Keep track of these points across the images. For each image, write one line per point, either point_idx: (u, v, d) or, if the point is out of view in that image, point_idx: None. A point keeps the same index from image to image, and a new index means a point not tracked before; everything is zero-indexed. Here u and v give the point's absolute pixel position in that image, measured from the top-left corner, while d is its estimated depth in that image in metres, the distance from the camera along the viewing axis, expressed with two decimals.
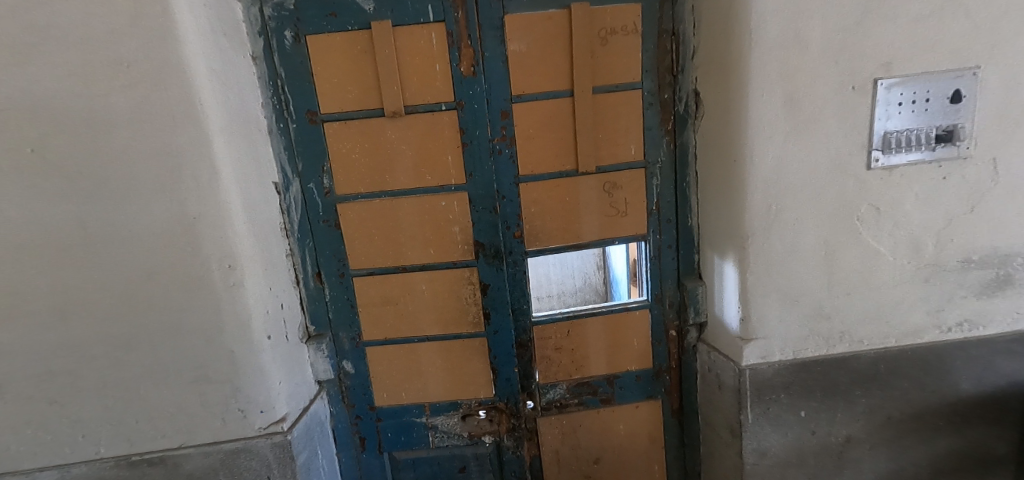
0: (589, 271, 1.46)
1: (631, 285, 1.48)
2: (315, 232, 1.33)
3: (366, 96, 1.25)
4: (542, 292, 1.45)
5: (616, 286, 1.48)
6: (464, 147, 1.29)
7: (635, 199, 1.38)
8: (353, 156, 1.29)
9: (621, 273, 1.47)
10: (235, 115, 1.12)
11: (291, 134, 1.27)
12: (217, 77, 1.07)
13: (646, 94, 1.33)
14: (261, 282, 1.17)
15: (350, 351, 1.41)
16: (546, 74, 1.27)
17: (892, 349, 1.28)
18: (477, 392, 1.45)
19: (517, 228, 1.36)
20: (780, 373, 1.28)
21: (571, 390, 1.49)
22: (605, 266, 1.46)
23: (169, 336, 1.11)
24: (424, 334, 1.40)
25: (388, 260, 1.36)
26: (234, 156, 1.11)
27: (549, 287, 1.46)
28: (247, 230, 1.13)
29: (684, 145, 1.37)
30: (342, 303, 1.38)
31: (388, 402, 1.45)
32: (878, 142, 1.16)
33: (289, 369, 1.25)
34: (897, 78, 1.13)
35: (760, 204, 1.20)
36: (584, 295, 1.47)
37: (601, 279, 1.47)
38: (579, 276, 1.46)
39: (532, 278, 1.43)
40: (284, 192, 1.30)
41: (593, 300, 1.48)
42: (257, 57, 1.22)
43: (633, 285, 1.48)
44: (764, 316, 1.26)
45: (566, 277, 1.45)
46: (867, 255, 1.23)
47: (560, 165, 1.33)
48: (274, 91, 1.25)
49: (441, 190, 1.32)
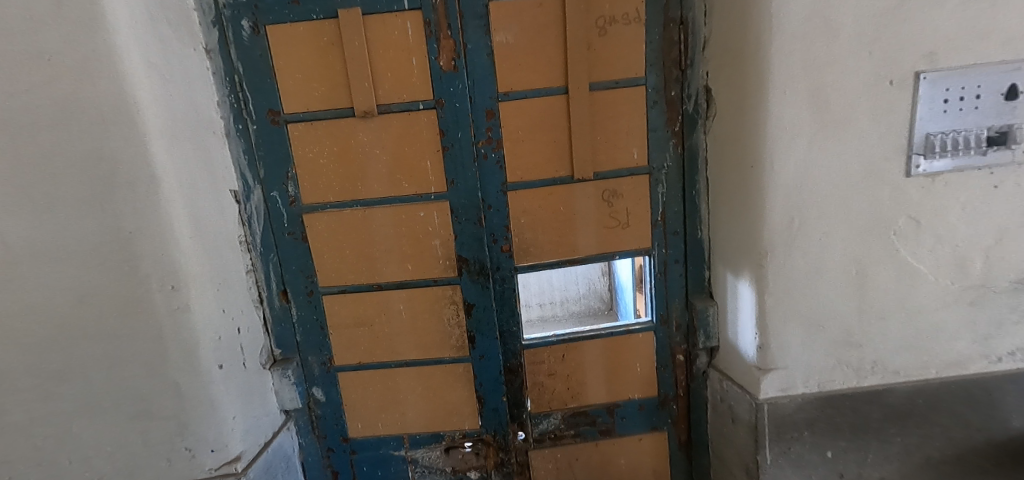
0: (592, 276, 1.33)
1: (637, 292, 1.32)
2: (280, 245, 1.20)
3: (334, 94, 1.11)
4: (542, 299, 1.33)
5: (622, 293, 1.34)
6: (444, 151, 1.15)
7: (638, 210, 1.23)
8: (320, 162, 1.15)
9: (628, 280, 1.32)
10: (180, 115, 0.98)
11: (251, 137, 1.14)
12: (157, 73, 0.93)
13: (650, 90, 1.17)
14: (212, 304, 1.03)
15: (320, 377, 1.27)
16: (537, 68, 1.13)
17: (932, 382, 1.11)
18: (462, 423, 1.30)
19: (505, 242, 1.21)
20: (804, 408, 1.12)
21: (566, 421, 1.34)
22: (611, 272, 1.33)
23: (104, 367, 0.97)
24: (402, 359, 1.26)
25: (362, 277, 1.22)
26: (178, 163, 0.97)
27: (550, 294, 1.33)
28: (194, 247, 0.99)
29: (693, 149, 1.22)
30: (311, 324, 1.24)
31: (363, 433, 1.31)
32: (919, 145, 1.01)
33: (247, 401, 1.12)
34: (943, 71, 0.97)
35: (782, 217, 1.05)
36: (589, 302, 1.35)
37: (605, 286, 1.34)
38: (583, 282, 1.33)
39: (532, 285, 1.31)
40: (244, 201, 1.16)
41: (597, 310, 1.35)
42: (211, 50, 1.08)
43: (639, 292, 1.32)
44: (784, 343, 1.11)
45: (570, 282, 1.33)
46: (905, 275, 1.07)
47: (553, 171, 1.19)
48: (231, 88, 1.11)
49: (420, 200, 1.18)
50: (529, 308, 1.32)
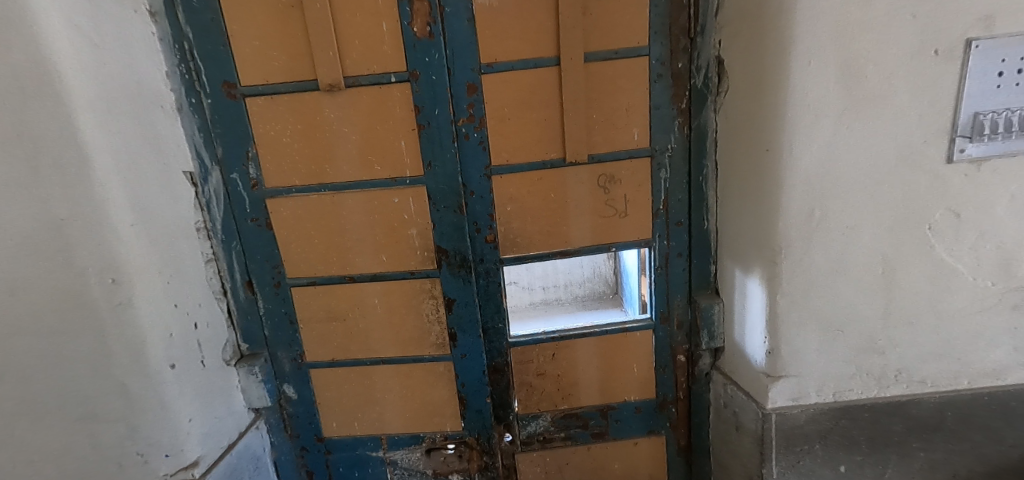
0: (597, 260, 1.25)
1: (641, 276, 1.19)
2: (243, 233, 1.10)
3: (297, 64, 0.99)
4: (546, 282, 1.25)
5: (626, 278, 1.24)
6: (420, 130, 1.03)
7: (637, 197, 1.11)
8: (283, 141, 1.04)
9: (633, 264, 1.20)
10: (116, 87, 0.87)
11: (205, 112, 1.03)
12: (85, 37, 0.81)
13: (654, 62, 1.03)
14: (162, 298, 0.94)
15: (292, 374, 1.18)
16: (524, 36, 0.99)
17: (963, 394, 0.99)
18: (444, 424, 1.22)
19: (489, 231, 1.10)
20: (816, 420, 1.01)
21: (556, 423, 1.24)
22: (618, 256, 1.24)
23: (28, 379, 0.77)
24: (378, 357, 1.17)
25: (333, 269, 1.12)
26: (114, 141, 0.86)
27: (553, 277, 1.25)
28: (137, 235, 0.89)
29: (701, 129, 1.08)
30: (279, 318, 1.15)
31: (339, 432, 1.23)
32: (965, 126, 0.87)
33: (206, 401, 1.03)
34: (999, 38, 0.82)
35: (801, 207, 0.92)
36: (593, 286, 1.27)
37: (611, 270, 1.26)
38: (588, 266, 1.25)
39: (537, 267, 1.23)
40: (202, 184, 1.06)
41: (601, 294, 1.28)
42: (156, 14, 0.97)
43: (643, 276, 1.19)
44: (797, 348, 0.99)
45: (574, 266, 1.25)
46: (940, 275, 0.94)
47: (543, 153, 1.06)
48: (181, 57, 1.00)
49: (394, 185, 1.06)
50: (532, 290, 1.25)
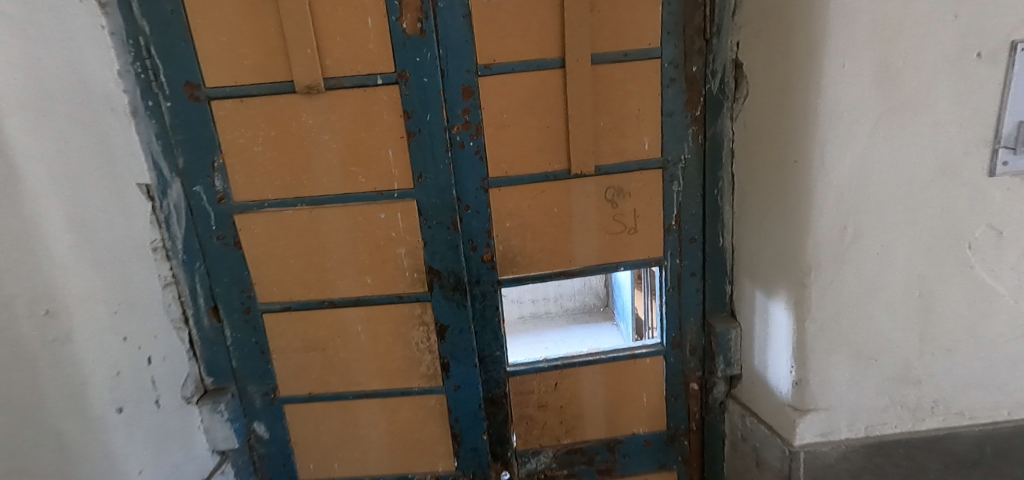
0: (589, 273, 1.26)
1: (636, 290, 1.15)
2: (207, 253, 0.97)
3: (269, 63, 0.88)
4: (536, 295, 1.24)
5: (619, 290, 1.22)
6: (410, 138, 0.92)
7: (647, 212, 1.02)
8: (254, 150, 0.92)
9: (626, 278, 1.17)
10: (55, 86, 0.75)
11: (164, 117, 0.90)
12: (14, 26, 0.68)
13: (667, 65, 0.95)
14: (107, 332, 0.81)
15: (263, 411, 1.06)
16: (525, 35, 0.90)
17: (1003, 427, 0.91)
18: (435, 464, 1.10)
19: (486, 250, 1.00)
20: (848, 457, 0.92)
21: (559, 459, 1.13)
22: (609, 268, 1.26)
23: None
24: (361, 390, 1.05)
25: (311, 293, 1.00)
26: (52, 149, 0.73)
27: (544, 290, 1.24)
28: (78, 259, 0.77)
29: (716, 139, 0.99)
30: (249, 348, 1.02)
31: (317, 475, 1.10)
32: (1008, 136, 0.80)
33: (162, 446, 0.90)
34: None
35: (832, 225, 0.83)
36: (585, 299, 1.27)
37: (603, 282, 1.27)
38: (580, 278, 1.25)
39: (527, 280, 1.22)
40: (160, 198, 0.94)
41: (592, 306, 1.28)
42: (107, 5, 0.85)
43: (637, 289, 1.15)
44: (827, 379, 0.90)
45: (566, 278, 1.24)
46: (980, 298, 0.86)
47: (546, 164, 0.97)
48: (136, 54, 0.87)
49: (380, 199, 0.95)
50: (521, 303, 1.25)
